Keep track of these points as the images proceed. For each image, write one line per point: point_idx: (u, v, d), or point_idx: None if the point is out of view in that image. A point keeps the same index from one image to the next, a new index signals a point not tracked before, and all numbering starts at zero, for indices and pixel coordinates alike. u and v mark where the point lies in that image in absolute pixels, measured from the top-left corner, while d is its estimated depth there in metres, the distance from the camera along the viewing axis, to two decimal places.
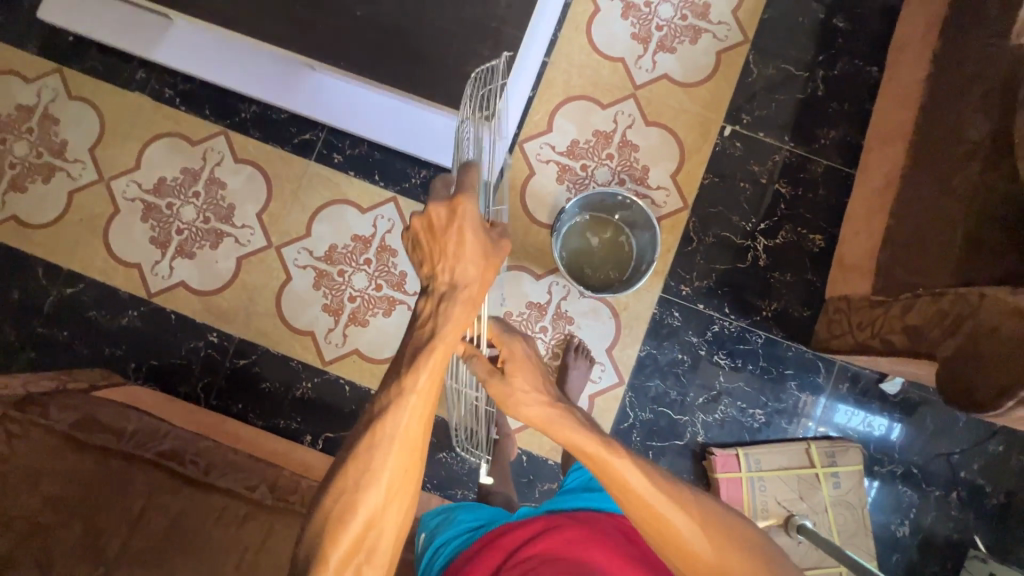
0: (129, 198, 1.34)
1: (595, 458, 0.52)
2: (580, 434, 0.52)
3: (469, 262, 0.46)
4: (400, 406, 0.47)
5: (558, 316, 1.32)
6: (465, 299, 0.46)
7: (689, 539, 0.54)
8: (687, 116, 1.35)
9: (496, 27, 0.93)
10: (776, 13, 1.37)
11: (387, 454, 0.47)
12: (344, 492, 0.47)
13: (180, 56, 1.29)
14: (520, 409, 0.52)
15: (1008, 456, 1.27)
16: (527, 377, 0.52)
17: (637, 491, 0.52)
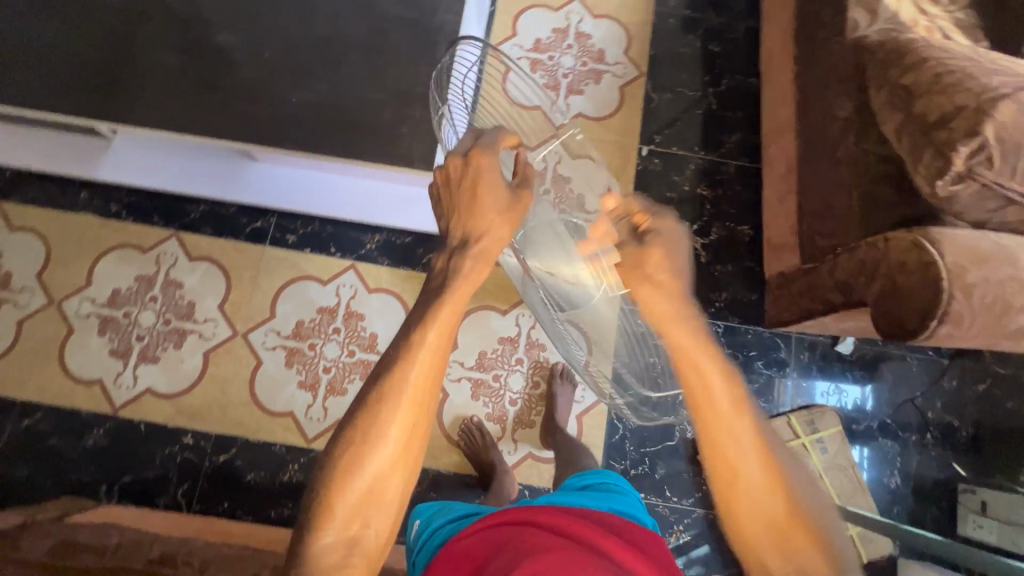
0: (83, 315, 1.32)
1: (695, 356, 0.62)
2: (685, 330, 0.63)
3: (478, 214, 0.64)
4: (404, 369, 0.60)
5: (531, 345, 1.37)
6: (478, 243, 0.64)
7: (745, 459, 0.60)
8: (606, 145, 1.50)
9: (422, 91, 1.03)
10: (660, 48, 1.57)
11: (392, 411, 0.60)
12: (356, 445, 0.60)
13: (124, 170, 1.34)
14: (643, 289, 0.66)
15: (963, 388, 1.37)
16: (666, 257, 0.65)
17: (721, 400, 0.61)
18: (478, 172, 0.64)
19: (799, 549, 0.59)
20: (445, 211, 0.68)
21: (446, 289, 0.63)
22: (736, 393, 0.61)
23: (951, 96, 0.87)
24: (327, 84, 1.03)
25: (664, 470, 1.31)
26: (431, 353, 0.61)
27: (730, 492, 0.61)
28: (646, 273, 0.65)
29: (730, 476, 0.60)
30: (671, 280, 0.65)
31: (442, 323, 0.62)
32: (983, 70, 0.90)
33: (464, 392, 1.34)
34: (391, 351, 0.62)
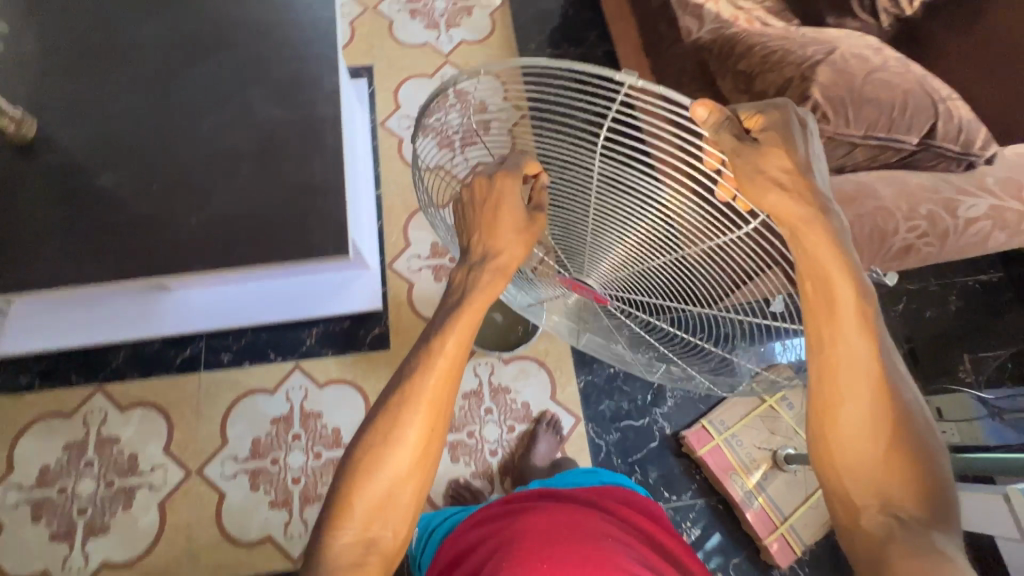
0: (12, 505, 1.20)
1: (827, 262, 0.53)
2: (818, 233, 0.53)
3: (501, 230, 0.65)
4: (426, 373, 0.61)
5: (495, 392, 1.37)
6: (498, 258, 0.66)
7: (854, 382, 0.53)
8: None
9: (319, 181, 1.05)
10: None
11: (409, 415, 0.60)
12: (375, 441, 0.60)
13: (27, 337, 1.26)
14: (765, 199, 0.53)
15: (888, 310, 1.48)
16: (791, 163, 0.52)
17: (846, 312, 0.53)
18: (500, 194, 0.63)
19: (891, 483, 0.52)
20: (469, 222, 0.68)
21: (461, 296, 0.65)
22: (866, 310, 0.53)
23: (779, 72, 1.00)
24: (223, 198, 1.04)
25: (657, 472, 1.32)
26: (449, 361, 0.62)
27: (831, 412, 0.54)
28: (767, 181, 0.52)
29: (835, 394, 0.53)
30: (797, 191, 0.52)
31: (457, 328, 0.63)
32: (797, 45, 1.04)
33: (442, 459, 1.31)
34: (415, 352, 0.64)
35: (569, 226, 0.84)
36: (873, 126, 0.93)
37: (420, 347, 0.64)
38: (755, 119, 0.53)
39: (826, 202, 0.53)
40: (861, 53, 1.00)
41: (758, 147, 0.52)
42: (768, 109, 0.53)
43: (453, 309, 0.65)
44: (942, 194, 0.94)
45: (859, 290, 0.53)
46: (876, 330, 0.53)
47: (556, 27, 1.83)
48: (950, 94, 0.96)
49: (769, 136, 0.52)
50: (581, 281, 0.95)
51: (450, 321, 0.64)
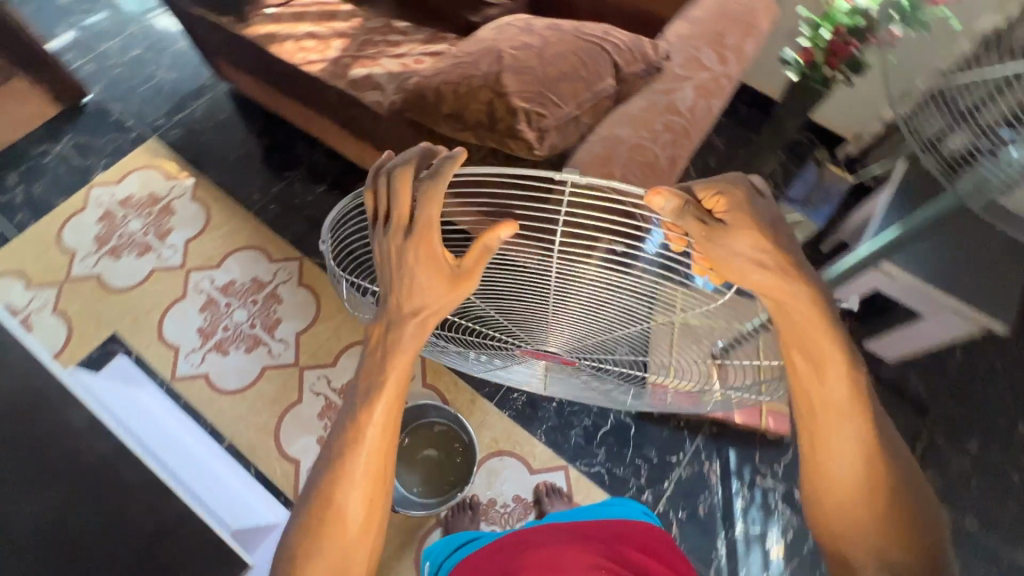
0: None
1: (812, 325, 0.50)
2: (794, 301, 0.49)
3: (424, 283, 0.53)
4: (365, 430, 0.54)
5: (485, 512, 1.29)
6: (420, 305, 0.54)
7: (847, 451, 0.50)
8: (342, 328, 1.49)
9: (153, 524, 0.84)
10: (293, 233, 1.62)
11: (351, 483, 0.53)
12: (317, 510, 0.53)
13: None
14: (742, 269, 0.49)
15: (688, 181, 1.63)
16: (760, 239, 0.47)
17: (832, 369, 0.50)
18: (413, 265, 0.51)
19: (887, 534, 0.49)
20: (387, 278, 0.54)
21: (382, 337, 0.56)
22: (855, 367, 0.51)
23: (478, 102, 1.03)
24: None
25: (654, 449, 1.35)
26: (383, 428, 0.55)
27: (825, 466, 0.51)
28: (747, 263, 0.48)
29: (825, 446, 0.51)
30: (776, 261, 0.48)
31: (384, 385, 0.55)
32: (471, 67, 1.08)
33: None
34: (353, 400, 0.56)
35: (507, 305, 0.77)
36: (577, 96, 0.99)
37: (355, 392, 0.56)
38: (714, 197, 0.47)
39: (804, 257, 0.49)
40: (520, 44, 1.06)
41: (719, 229, 0.47)
42: (730, 187, 0.46)
43: (386, 347, 0.56)
44: (659, 103, 1.02)
45: (848, 354, 0.50)
46: (864, 387, 0.51)
47: (263, 162, 1.72)
48: (603, 31, 1.07)
49: (735, 217, 0.47)
50: (541, 350, 0.86)
51: (384, 365, 0.56)
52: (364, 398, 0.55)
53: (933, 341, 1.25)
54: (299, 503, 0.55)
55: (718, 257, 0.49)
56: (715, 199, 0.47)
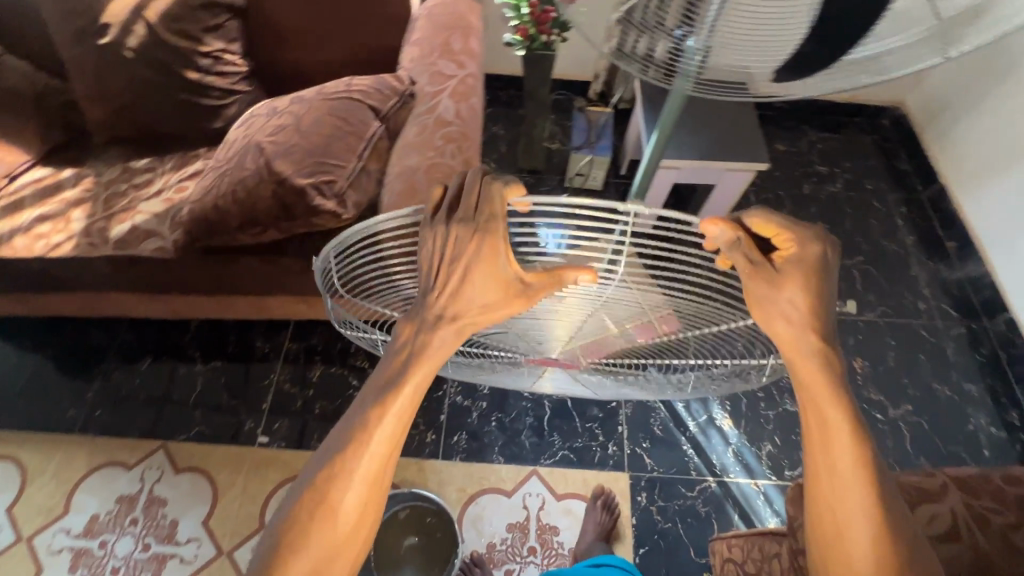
0: None
1: (823, 393, 0.50)
2: (813, 366, 0.50)
3: (477, 289, 0.52)
4: (375, 432, 0.52)
5: (490, 560, 1.25)
6: (459, 322, 0.54)
7: (853, 519, 0.51)
8: (250, 486, 1.33)
9: None
10: (139, 425, 1.40)
11: (351, 481, 0.52)
12: (308, 503, 0.52)
13: None
14: (773, 321, 0.50)
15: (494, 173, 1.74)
16: (805, 297, 0.49)
17: (838, 432, 0.50)
18: (470, 260, 0.51)
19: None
20: (444, 269, 0.52)
21: (415, 341, 0.55)
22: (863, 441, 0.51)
23: (263, 199, 0.99)
24: None
25: (595, 407, 1.43)
26: (399, 424, 0.53)
27: (834, 531, 0.52)
28: (782, 309, 0.48)
29: (826, 501, 0.52)
30: (803, 326, 0.49)
31: (403, 395, 0.53)
32: (239, 171, 1.03)
33: None
34: (371, 395, 0.54)
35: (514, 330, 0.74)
36: (353, 150, 1.01)
37: (372, 390, 0.55)
38: (781, 250, 0.49)
39: (830, 337, 0.50)
40: (274, 129, 1.04)
41: (769, 278, 0.48)
42: (803, 239, 0.48)
43: (417, 352, 0.54)
44: (428, 121, 1.06)
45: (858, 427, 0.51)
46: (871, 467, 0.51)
47: (60, 373, 1.46)
48: (344, 83, 1.09)
49: (792, 270, 0.48)
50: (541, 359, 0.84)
51: (411, 365, 0.54)
52: (380, 399, 0.53)
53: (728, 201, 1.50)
54: (297, 485, 0.54)
55: (754, 307, 0.50)
56: (785, 241, 0.48)
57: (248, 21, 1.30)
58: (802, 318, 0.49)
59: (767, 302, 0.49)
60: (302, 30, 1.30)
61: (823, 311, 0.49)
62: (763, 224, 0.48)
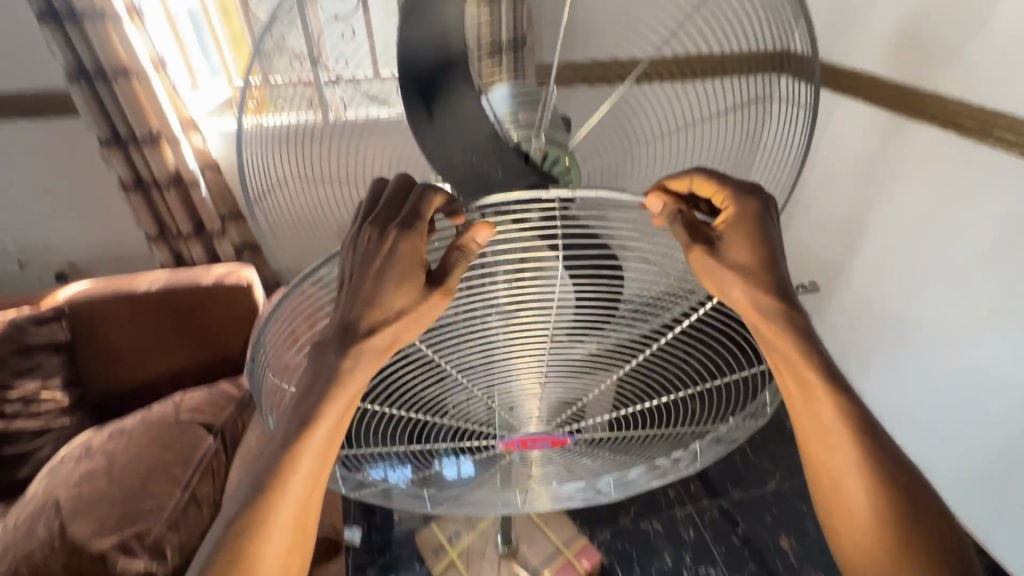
0: None
1: (791, 353, 0.53)
2: (773, 322, 0.52)
3: (392, 295, 0.48)
4: (292, 483, 0.49)
5: None
6: (374, 341, 0.48)
7: (850, 479, 0.54)
8: None
9: None
10: None
11: (274, 528, 0.50)
12: (226, 560, 0.49)
13: None
14: (726, 288, 0.51)
15: None
16: (756, 252, 0.51)
17: (814, 393, 0.53)
18: (389, 256, 0.47)
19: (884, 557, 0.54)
20: (364, 279, 0.48)
21: (324, 365, 0.49)
22: (842, 388, 0.54)
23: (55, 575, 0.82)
24: None
25: None
26: (315, 469, 0.50)
27: (832, 486, 0.56)
28: (728, 272, 0.50)
29: (815, 456, 0.56)
30: (756, 283, 0.51)
31: (315, 436, 0.49)
32: (26, 545, 0.86)
33: None
34: (283, 437, 0.49)
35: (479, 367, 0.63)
36: (178, 481, 0.89)
37: (287, 422, 0.50)
38: (723, 211, 0.53)
39: (790, 296, 0.52)
40: (79, 479, 0.91)
41: (714, 245, 0.51)
42: (747, 196, 0.52)
43: (329, 382, 0.48)
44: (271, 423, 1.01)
45: (831, 372, 0.53)
46: (859, 413, 0.54)
47: None
48: (173, 404, 1.02)
49: (734, 228, 0.51)
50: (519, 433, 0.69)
51: (329, 386, 0.48)
52: (292, 437, 0.49)
53: None
54: (217, 533, 0.51)
55: (710, 282, 0.52)
56: (723, 201, 0.53)
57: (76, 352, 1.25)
58: (756, 278, 0.51)
59: (720, 277, 0.51)
60: (140, 348, 1.27)
61: (779, 262, 0.52)
62: (703, 184, 0.53)
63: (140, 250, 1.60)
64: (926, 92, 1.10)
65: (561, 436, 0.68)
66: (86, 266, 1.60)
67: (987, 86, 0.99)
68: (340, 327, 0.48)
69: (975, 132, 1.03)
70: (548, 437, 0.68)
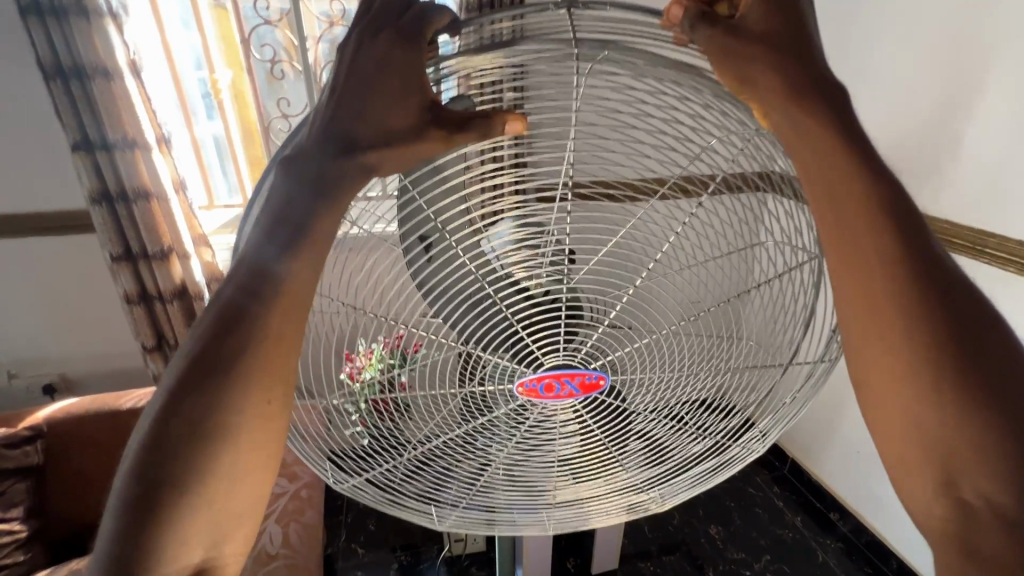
0: None
1: (840, 171, 0.40)
2: (812, 121, 0.40)
3: (354, 65, 0.39)
4: (263, 304, 0.38)
5: None
6: (349, 126, 0.39)
7: (895, 340, 0.39)
8: None
9: None
10: None
11: (248, 366, 0.37)
12: (175, 411, 0.37)
13: None
14: (747, 76, 0.40)
15: (364, 563, 1.43)
16: (780, 26, 0.40)
17: (870, 228, 0.40)
18: (357, 37, 0.40)
19: (965, 449, 0.38)
20: (354, 67, 0.39)
21: (300, 176, 0.39)
22: (908, 230, 0.40)
23: None
24: None
25: None
26: (294, 289, 0.39)
27: (875, 363, 0.40)
28: (755, 59, 0.39)
29: (883, 327, 0.39)
30: (785, 54, 0.40)
31: (302, 259, 0.39)
32: None
33: None
34: (257, 262, 0.39)
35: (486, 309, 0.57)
36: None
37: (261, 230, 0.40)
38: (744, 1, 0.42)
39: (832, 89, 0.41)
40: None
41: (732, 24, 0.40)
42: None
43: (293, 171, 0.40)
44: (247, 561, 0.92)
45: (893, 202, 0.40)
46: (924, 260, 0.39)
47: None
48: None
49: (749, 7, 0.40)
50: (535, 394, 0.57)
51: (315, 198, 0.39)
52: (270, 266, 0.39)
53: (612, 561, 1.37)
54: (162, 386, 0.38)
55: (735, 77, 0.41)
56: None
57: (45, 478, 1.16)
58: (789, 55, 0.40)
59: (734, 58, 0.40)
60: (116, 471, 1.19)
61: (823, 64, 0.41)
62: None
63: (135, 361, 1.58)
64: None
65: (598, 373, 0.57)
66: (77, 378, 1.57)
67: (971, 207, 0.99)
68: (325, 129, 0.40)
69: (964, 248, 1.00)
70: (587, 374, 0.56)
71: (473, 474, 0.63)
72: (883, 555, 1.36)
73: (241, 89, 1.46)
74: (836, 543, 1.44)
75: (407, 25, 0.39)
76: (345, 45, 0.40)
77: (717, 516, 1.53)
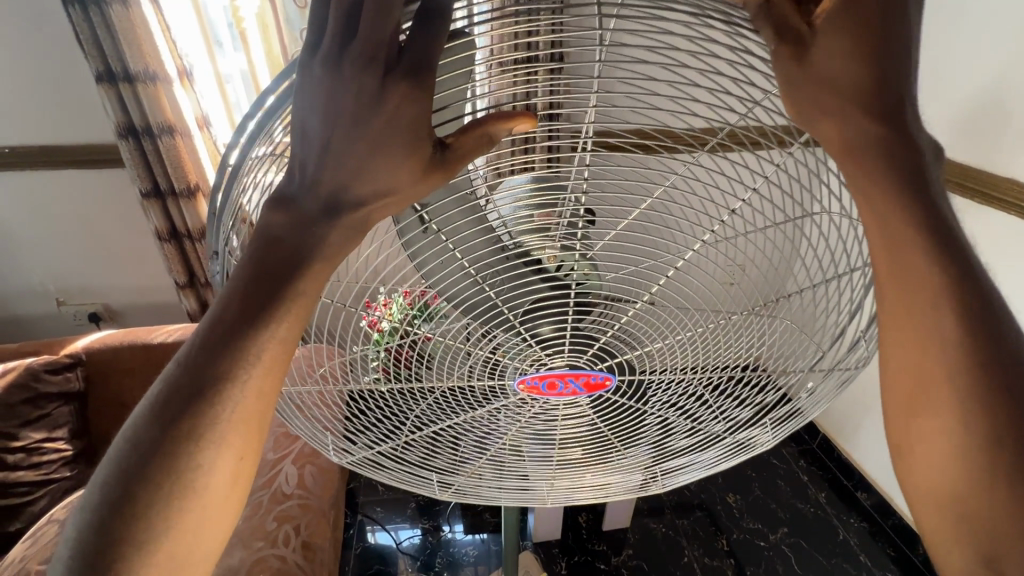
0: None
1: (899, 251, 0.34)
2: (876, 185, 0.34)
3: (337, 99, 0.32)
4: (239, 362, 0.36)
5: None
6: (340, 170, 0.34)
7: (953, 426, 0.34)
8: None
9: None
10: None
11: (213, 432, 0.36)
12: (135, 473, 0.35)
13: None
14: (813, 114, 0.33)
15: (384, 500, 1.49)
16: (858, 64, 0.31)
17: (939, 299, 0.34)
18: (340, 53, 0.32)
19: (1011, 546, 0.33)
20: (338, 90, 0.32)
21: (287, 217, 0.36)
22: (977, 300, 0.34)
23: None
24: None
25: None
26: (276, 345, 0.37)
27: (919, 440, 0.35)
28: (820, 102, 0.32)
29: (930, 415, 0.35)
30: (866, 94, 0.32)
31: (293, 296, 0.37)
32: None
33: None
34: (242, 309, 0.36)
35: (489, 308, 0.53)
36: None
37: (236, 278, 0.37)
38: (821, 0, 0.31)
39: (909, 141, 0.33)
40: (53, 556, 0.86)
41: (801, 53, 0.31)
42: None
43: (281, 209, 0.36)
44: (263, 499, 0.96)
45: (960, 270, 0.34)
46: (994, 346, 0.34)
47: None
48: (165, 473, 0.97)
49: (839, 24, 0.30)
50: (533, 379, 0.54)
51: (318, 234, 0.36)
52: (242, 311, 0.36)
53: (623, 522, 1.37)
54: (126, 428, 0.37)
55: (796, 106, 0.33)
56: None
57: (88, 402, 1.23)
58: (875, 97, 0.32)
59: (810, 90, 0.32)
60: None
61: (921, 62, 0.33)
62: None
63: (170, 295, 1.63)
64: (1010, 179, 0.96)
65: (605, 375, 0.55)
66: (119, 309, 1.64)
67: None
68: (309, 170, 0.35)
69: None
70: (592, 375, 0.54)
71: (475, 450, 0.63)
72: (910, 541, 1.30)
73: (267, 19, 1.37)
74: (860, 523, 1.39)
75: (410, 50, 0.32)
76: (314, 69, 0.33)
77: (737, 485, 1.50)
